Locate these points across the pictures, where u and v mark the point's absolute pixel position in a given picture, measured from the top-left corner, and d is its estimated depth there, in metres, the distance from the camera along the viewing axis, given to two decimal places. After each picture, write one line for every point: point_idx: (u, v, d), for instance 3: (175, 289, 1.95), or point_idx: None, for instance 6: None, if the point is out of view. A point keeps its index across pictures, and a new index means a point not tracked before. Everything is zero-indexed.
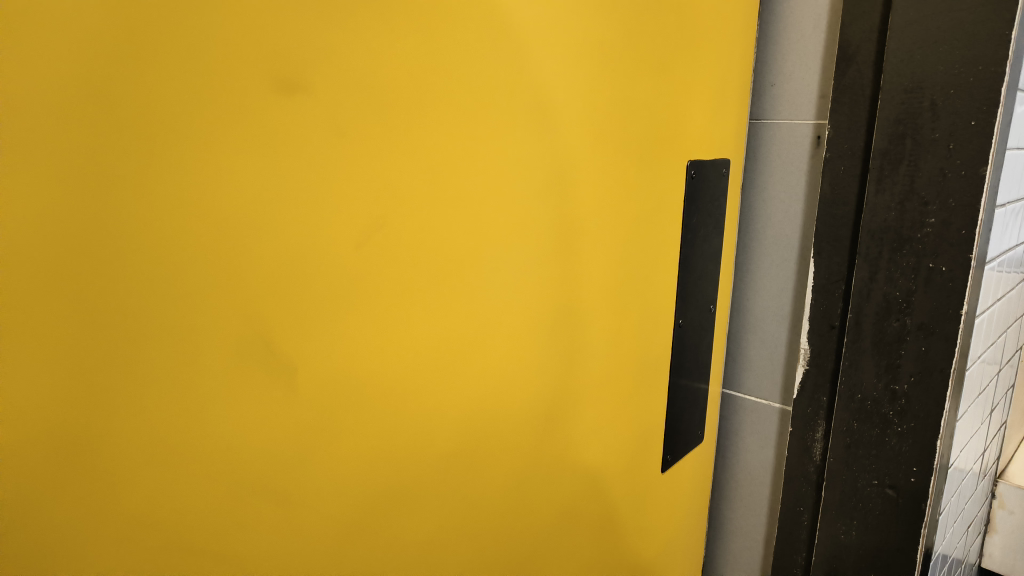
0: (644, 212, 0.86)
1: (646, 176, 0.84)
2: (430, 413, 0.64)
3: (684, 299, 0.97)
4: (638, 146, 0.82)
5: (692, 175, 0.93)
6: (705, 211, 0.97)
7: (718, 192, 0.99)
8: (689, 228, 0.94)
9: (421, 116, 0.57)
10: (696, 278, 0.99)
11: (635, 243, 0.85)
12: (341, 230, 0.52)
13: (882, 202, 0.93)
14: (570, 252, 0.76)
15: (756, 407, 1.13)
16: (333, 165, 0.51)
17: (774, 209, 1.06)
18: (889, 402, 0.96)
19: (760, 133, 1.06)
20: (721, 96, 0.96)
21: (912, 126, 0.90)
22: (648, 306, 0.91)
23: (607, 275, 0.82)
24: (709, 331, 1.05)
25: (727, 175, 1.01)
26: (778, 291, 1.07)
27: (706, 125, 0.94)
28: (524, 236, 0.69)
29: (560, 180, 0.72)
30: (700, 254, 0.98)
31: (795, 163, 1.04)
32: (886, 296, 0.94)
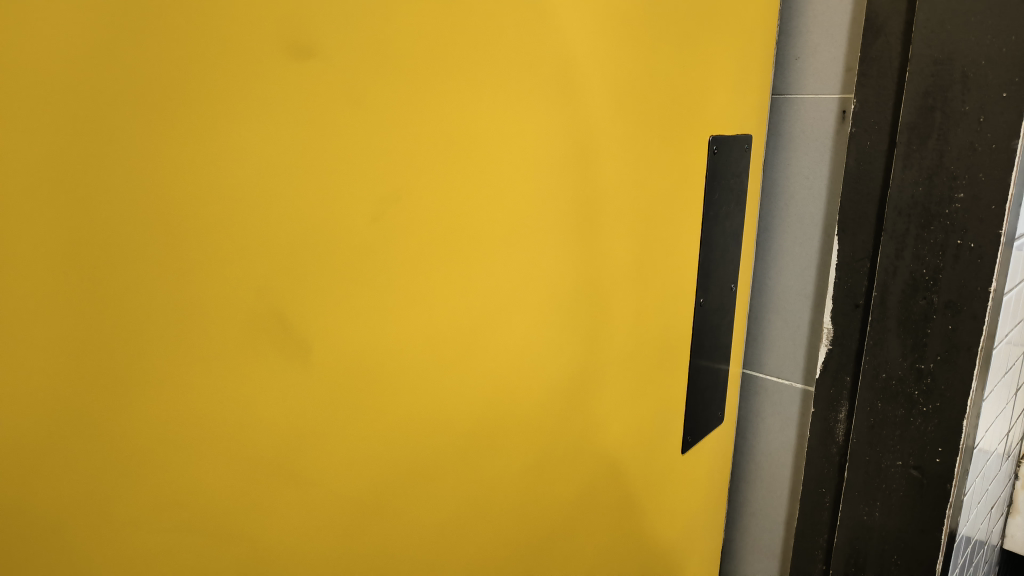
0: (665, 189, 0.84)
1: (667, 152, 0.83)
2: (449, 393, 0.63)
3: (705, 279, 0.96)
4: (659, 121, 0.80)
5: (713, 151, 0.91)
6: (727, 188, 0.95)
7: (741, 169, 0.97)
8: (710, 206, 0.92)
9: (439, 89, 0.55)
10: (717, 257, 0.97)
11: (656, 221, 0.84)
12: (360, 205, 0.52)
13: (909, 177, 0.91)
14: (589, 229, 0.75)
15: (777, 388, 1.11)
16: (351, 139, 0.50)
17: (798, 186, 1.04)
18: (915, 381, 0.94)
19: (783, 108, 1.04)
20: (744, 69, 0.93)
21: (941, 99, 0.87)
22: (669, 286, 0.89)
23: (628, 254, 0.81)
24: (730, 311, 1.04)
25: (749, 151, 0.99)
26: (801, 269, 1.06)
27: (728, 100, 0.91)
28: (545, 213, 0.68)
29: (580, 155, 0.71)
30: (722, 232, 0.97)
31: (820, 139, 1.01)
32: (913, 274, 0.92)
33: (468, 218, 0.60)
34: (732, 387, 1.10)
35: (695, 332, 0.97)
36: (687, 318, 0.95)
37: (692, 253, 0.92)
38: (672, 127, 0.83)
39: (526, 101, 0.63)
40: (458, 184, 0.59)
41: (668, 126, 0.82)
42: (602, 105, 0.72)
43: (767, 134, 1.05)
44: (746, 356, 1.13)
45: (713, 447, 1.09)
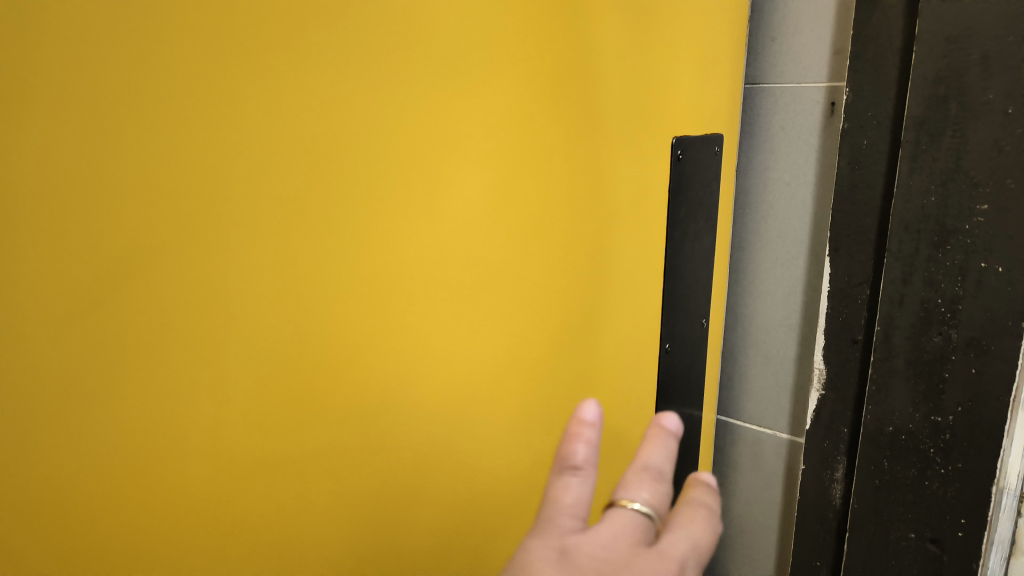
0: (605, 208, 0.66)
1: (603, 162, 0.65)
2: (287, 520, 0.44)
3: (671, 317, 0.77)
4: (590, 121, 0.63)
5: (681, 157, 0.73)
6: (696, 203, 0.76)
7: (712, 178, 0.78)
8: (675, 226, 0.74)
9: (226, 83, 0.37)
10: (686, 287, 0.78)
11: (596, 250, 0.66)
12: (89, 265, 0.33)
13: (918, 184, 0.73)
14: (497, 269, 0.56)
15: (759, 438, 0.92)
16: (61, 164, 0.32)
17: (777, 195, 0.86)
18: (930, 436, 0.76)
19: (757, 101, 0.86)
20: (703, 56, 0.76)
21: (957, 86, 0.69)
22: (616, 328, 0.71)
23: (559, 296, 0.63)
24: (702, 351, 0.85)
25: (721, 154, 0.80)
26: (784, 295, 0.87)
27: (685, 94, 0.74)
28: (426, 252, 0.50)
29: (474, 171, 0.52)
30: (692, 258, 0.78)
31: (803, 138, 0.83)
32: (924, 303, 0.74)
33: (301, 270, 0.42)
34: (704, 439, 0.92)
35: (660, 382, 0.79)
36: (647, 364, 0.77)
37: (651, 286, 0.74)
38: (609, 129, 0.65)
39: (383, 95, 0.45)
40: (275, 224, 0.40)
41: (602, 127, 0.64)
42: (502, 101, 0.54)
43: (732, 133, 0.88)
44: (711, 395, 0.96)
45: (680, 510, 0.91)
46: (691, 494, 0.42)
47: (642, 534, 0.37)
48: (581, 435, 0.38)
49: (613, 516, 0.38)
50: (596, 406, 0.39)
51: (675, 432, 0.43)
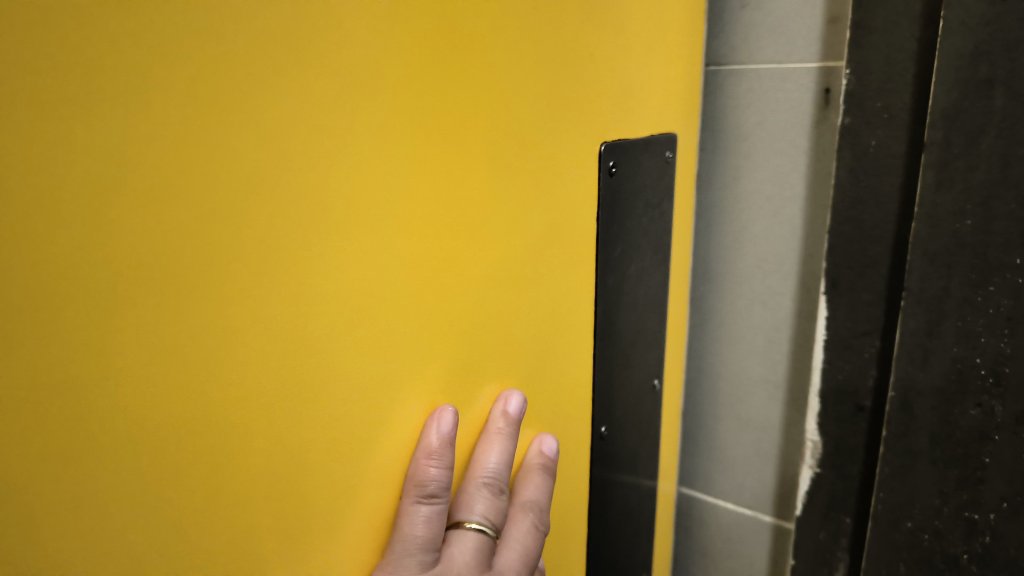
0: (501, 261, 0.45)
1: (497, 196, 0.43)
2: None
3: (606, 388, 0.57)
4: (469, 129, 0.40)
5: (614, 170, 0.52)
6: (640, 230, 0.56)
7: (664, 195, 0.58)
8: (609, 266, 0.54)
9: None
10: (628, 343, 0.58)
11: (490, 324, 0.45)
12: None
13: (948, 204, 0.53)
14: (284, 368, 0.34)
15: (737, 518, 0.73)
16: None
17: (755, 212, 0.66)
18: (962, 539, 0.57)
19: (728, 89, 0.65)
20: (648, 30, 0.54)
21: (1005, 65, 0.49)
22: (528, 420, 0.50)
23: (437, 405, 0.42)
24: (657, 420, 0.66)
25: (672, 158, 0.60)
26: (764, 342, 0.68)
27: (621, 85, 0.52)
28: (125, 367, 0.29)
29: (222, 220, 0.30)
30: (635, 304, 0.58)
31: (788, 136, 0.63)
32: (956, 363, 0.55)
33: None
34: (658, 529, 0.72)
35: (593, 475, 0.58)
36: (578, 457, 0.56)
37: (577, 354, 0.53)
38: (504, 144, 0.43)
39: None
40: None
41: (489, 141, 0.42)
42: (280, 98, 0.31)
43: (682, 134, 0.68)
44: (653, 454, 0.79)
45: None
46: (520, 493, 0.49)
47: (481, 548, 0.43)
48: (432, 455, 0.41)
49: (453, 537, 0.43)
50: (453, 419, 0.42)
51: (514, 426, 0.46)
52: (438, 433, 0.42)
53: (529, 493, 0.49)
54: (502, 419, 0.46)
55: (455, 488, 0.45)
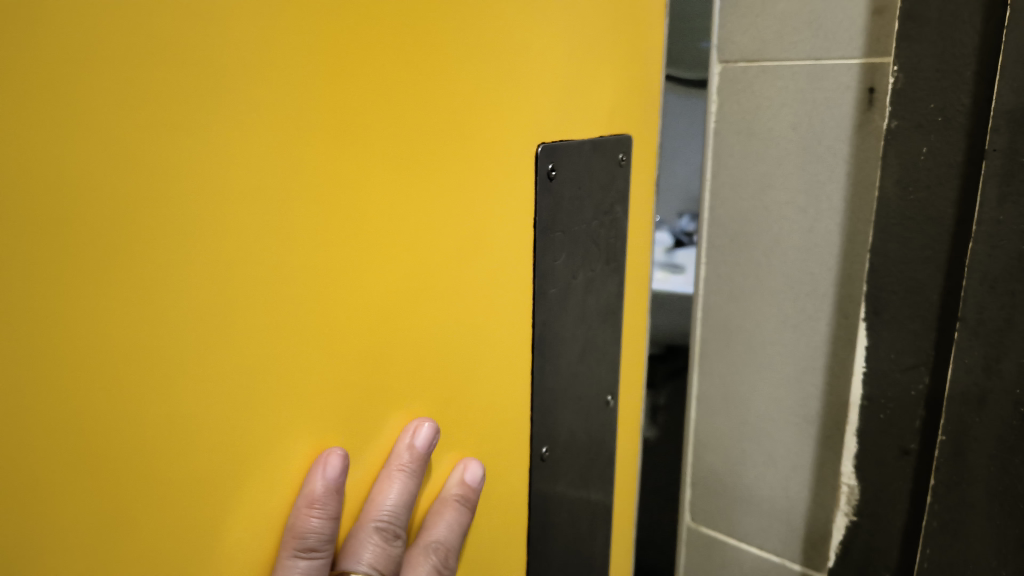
0: (416, 265, 0.38)
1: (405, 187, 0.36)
2: None
3: (547, 408, 0.51)
4: (368, 108, 0.33)
5: (554, 174, 0.47)
6: (586, 238, 0.51)
7: (614, 199, 0.53)
8: (548, 277, 0.48)
9: None
10: (574, 361, 0.52)
11: (399, 335, 0.38)
12: None
13: (1014, 222, 0.45)
14: (182, 414, 0.29)
15: (761, 564, 0.66)
16: None
17: (786, 227, 0.59)
18: None
19: (758, 88, 0.58)
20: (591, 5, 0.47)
21: None
22: (449, 445, 0.44)
23: (323, 447, 0.35)
24: (612, 442, 0.59)
25: (624, 159, 0.54)
26: (794, 371, 0.61)
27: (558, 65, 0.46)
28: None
29: (72, 243, 0.25)
30: (581, 318, 0.52)
31: (825, 141, 0.56)
32: (1020, 406, 0.47)
33: None
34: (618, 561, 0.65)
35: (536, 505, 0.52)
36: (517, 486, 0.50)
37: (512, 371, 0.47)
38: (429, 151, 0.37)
39: None
40: None
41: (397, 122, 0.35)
42: (117, 72, 0.25)
43: (705, 140, 0.62)
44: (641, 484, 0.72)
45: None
46: (428, 533, 0.41)
47: None
48: (315, 502, 0.34)
49: None
50: (342, 460, 0.35)
51: (418, 459, 0.39)
52: (326, 477, 0.34)
53: (433, 535, 0.41)
54: (407, 454, 0.39)
55: (344, 536, 0.38)
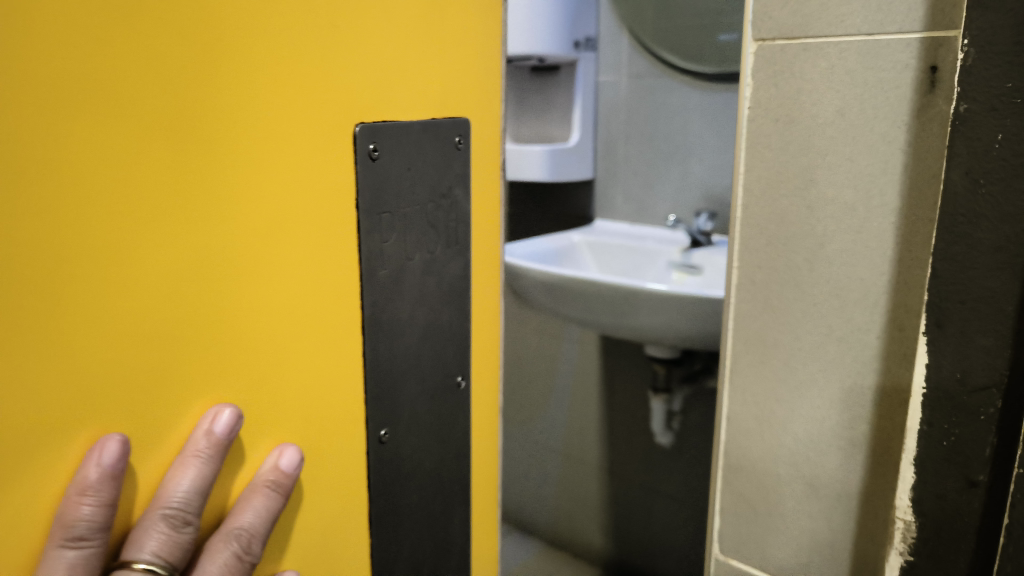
0: (151, 273, 0.36)
1: (147, 188, 0.35)
2: None
3: (385, 409, 0.52)
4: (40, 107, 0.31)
5: (376, 154, 0.47)
6: (423, 221, 0.52)
7: (454, 180, 0.54)
8: (379, 262, 0.49)
9: None
10: (413, 349, 0.53)
11: (127, 352, 0.35)
12: None
13: None
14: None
15: None
16: None
17: (832, 226, 0.52)
18: None
19: (801, 70, 0.52)
20: (394, 3, 0.48)
21: None
22: (263, 444, 0.44)
23: (100, 436, 0.35)
24: (463, 441, 0.60)
25: (458, 143, 0.54)
26: (841, 388, 0.54)
27: (359, 67, 0.46)
28: None
29: None
30: (421, 304, 0.53)
31: (880, 130, 0.49)
32: None
33: None
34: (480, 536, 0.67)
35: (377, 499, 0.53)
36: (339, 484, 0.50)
37: (317, 369, 0.46)
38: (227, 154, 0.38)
39: None
40: None
41: (125, 119, 0.33)
42: None
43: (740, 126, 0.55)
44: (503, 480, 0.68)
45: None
46: (232, 519, 0.40)
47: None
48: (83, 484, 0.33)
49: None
50: (119, 446, 0.34)
51: (284, 482, 0.43)
52: (100, 464, 0.34)
53: (242, 521, 0.40)
54: (271, 474, 0.43)
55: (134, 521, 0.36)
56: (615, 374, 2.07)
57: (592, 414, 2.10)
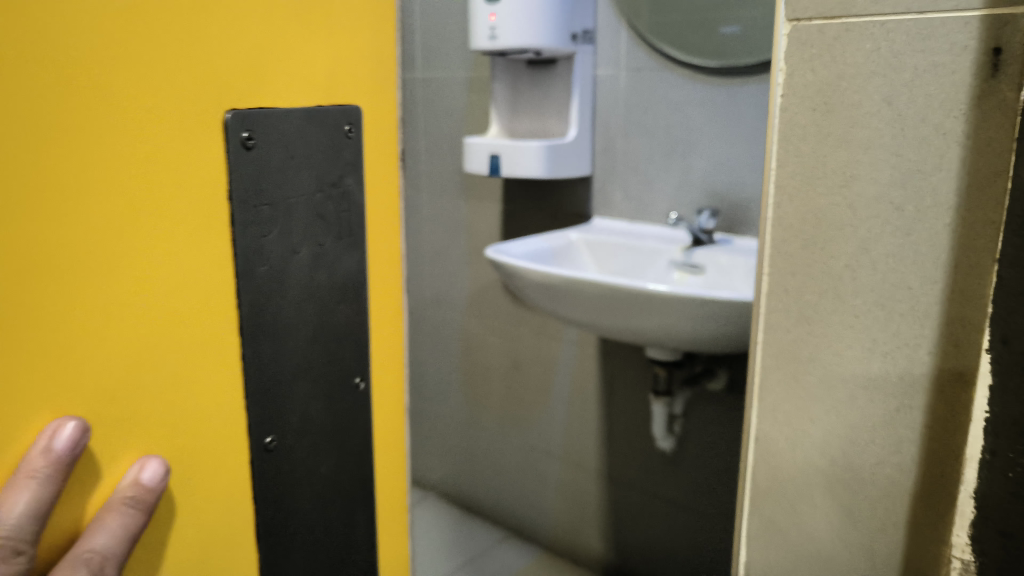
0: (120, 218, 0.72)
1: (96, 184, 0.70)
2: None
3: (268, 334, 0.88)
4: (13, 112, 0.63)
5: (251, 141, 0.82)
6: (307, 210, 0.90)
7: (321, 143, 0.90)
8: (258, 256, 0.85)
9: None
10: (295, 342, 0.91)
11: (79, 288, 0.70)
12: None
13: None
14: (41, 306, 0.67)
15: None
16: None
17: (853, 251, 0.82)
18: None
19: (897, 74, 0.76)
20: (156, 38, 0.73)
21: None
22: (52, 416, 0.69)
23: None
24: (364, 405, 1.03)
25: (310, 115, 0.89)
26: None
27: (140, 107, 0.72)
28: None
29: None
30: (302, 295, 0.91)
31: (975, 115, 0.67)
32: None
33: None
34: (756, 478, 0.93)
35: (258, 392, 0.89)
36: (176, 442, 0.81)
37: (127, 338, 0.74)
38: (116, 143, 0.71)
39: None
40: None
41: (98, 120, 0.69)
42: None
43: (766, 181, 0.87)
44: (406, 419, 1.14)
45: (354, 511, 1.04)
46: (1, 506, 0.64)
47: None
48: None
49: None
50: None
51: (51, 457, 0.67)
52: None
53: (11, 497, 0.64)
54: (43, 453, 0.66)
55: None
56: (614, 371, 2.36)
57: (592, 393, 2.44)
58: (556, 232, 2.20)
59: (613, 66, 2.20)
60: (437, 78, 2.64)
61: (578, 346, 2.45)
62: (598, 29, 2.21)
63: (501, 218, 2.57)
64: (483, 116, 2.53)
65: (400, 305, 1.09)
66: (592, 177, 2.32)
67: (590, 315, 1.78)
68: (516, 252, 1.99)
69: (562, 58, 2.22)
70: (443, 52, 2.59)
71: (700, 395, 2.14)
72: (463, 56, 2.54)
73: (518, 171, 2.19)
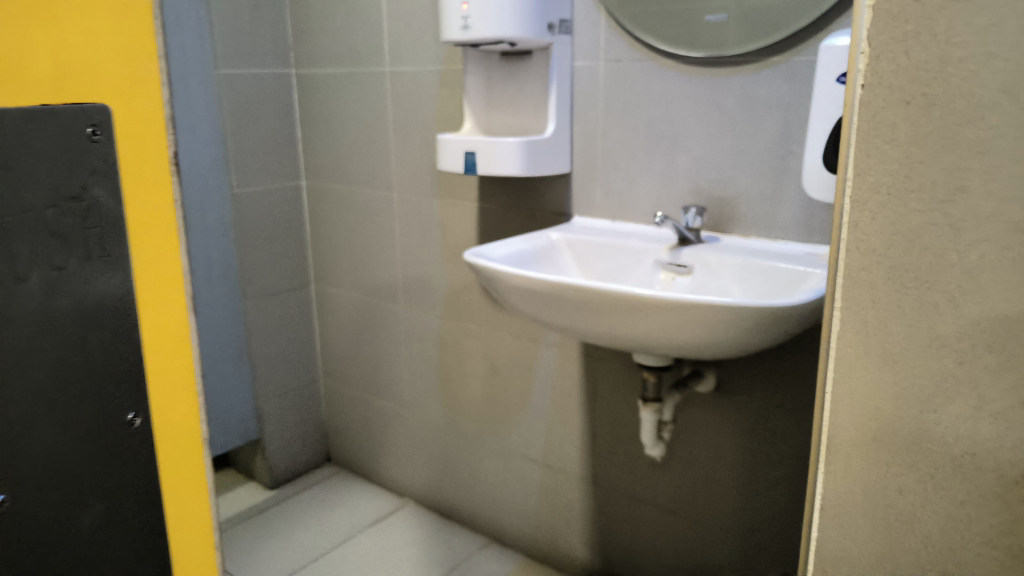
0: None
1: None
2: None
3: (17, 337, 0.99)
4: None
5: None
6: (36, 223, 0.99)
7: (65, 157, 1.00)
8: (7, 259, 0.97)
9: None
10: (29, 341, 1.00)
11: None
12: None
13: None
14: None
15: None
16: None
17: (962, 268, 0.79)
18: None
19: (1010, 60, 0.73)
20: None
21: None
22: None
23: None
24: (117, 422, 1.11)
25: (68, 112, 0.99)
26: None
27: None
28: None
29: None
30: (69, 298, 1.04)
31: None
32: None
33: None
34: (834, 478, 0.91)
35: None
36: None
37: None
38: None
39: None
40: None
41: None
42: None
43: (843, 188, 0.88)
44: (199, 406, 1.22)
45: (82, 500, 1.09)
46: None
47: None
48: None
49: None
50: None
51: None
52: None
53: None
54: None
55: None
56: (597, 376, 2.28)
57: (574, 398, 2.36)
58: (536, 232, 2.11)
59: (592, 57, 2.10)
60: (406, 70, 2.52)
61: (560, 349, 2.36)
62: (575, 19, 2.10)
63: (476, 217, 2.46)
64: (456, 111, 2.41)
65: (188, 321, 1.18)
66: (572, 173, 2.22)
67: (576, 321, 1.69)
68: (496, 254, 1.89)
69: (538, 50, 2.12)
70: (412, 44, 2.47)
71: (686, 399, 2.06)
72: (434, 48, 2.42)
73: (495, 169, 2.08)
